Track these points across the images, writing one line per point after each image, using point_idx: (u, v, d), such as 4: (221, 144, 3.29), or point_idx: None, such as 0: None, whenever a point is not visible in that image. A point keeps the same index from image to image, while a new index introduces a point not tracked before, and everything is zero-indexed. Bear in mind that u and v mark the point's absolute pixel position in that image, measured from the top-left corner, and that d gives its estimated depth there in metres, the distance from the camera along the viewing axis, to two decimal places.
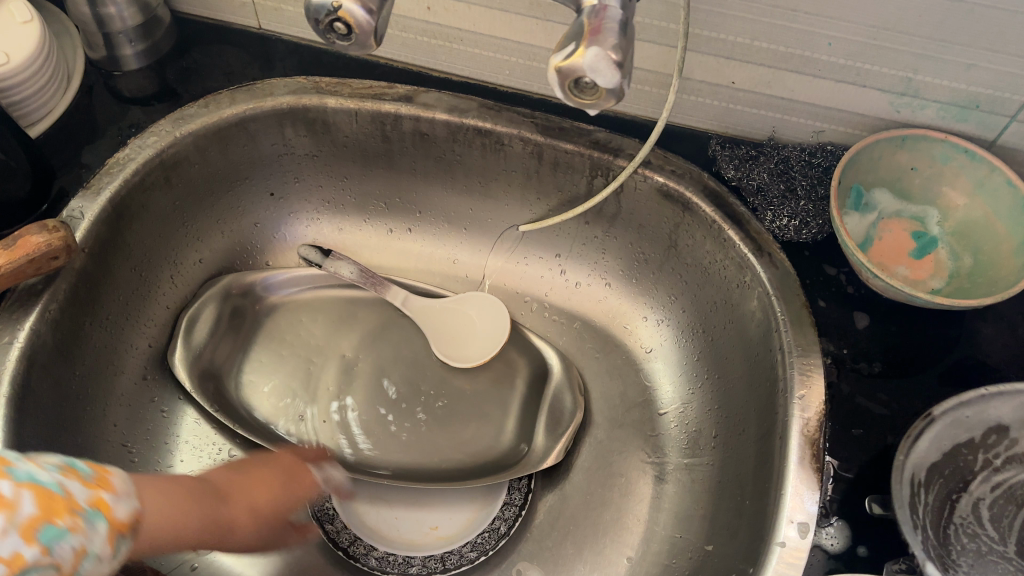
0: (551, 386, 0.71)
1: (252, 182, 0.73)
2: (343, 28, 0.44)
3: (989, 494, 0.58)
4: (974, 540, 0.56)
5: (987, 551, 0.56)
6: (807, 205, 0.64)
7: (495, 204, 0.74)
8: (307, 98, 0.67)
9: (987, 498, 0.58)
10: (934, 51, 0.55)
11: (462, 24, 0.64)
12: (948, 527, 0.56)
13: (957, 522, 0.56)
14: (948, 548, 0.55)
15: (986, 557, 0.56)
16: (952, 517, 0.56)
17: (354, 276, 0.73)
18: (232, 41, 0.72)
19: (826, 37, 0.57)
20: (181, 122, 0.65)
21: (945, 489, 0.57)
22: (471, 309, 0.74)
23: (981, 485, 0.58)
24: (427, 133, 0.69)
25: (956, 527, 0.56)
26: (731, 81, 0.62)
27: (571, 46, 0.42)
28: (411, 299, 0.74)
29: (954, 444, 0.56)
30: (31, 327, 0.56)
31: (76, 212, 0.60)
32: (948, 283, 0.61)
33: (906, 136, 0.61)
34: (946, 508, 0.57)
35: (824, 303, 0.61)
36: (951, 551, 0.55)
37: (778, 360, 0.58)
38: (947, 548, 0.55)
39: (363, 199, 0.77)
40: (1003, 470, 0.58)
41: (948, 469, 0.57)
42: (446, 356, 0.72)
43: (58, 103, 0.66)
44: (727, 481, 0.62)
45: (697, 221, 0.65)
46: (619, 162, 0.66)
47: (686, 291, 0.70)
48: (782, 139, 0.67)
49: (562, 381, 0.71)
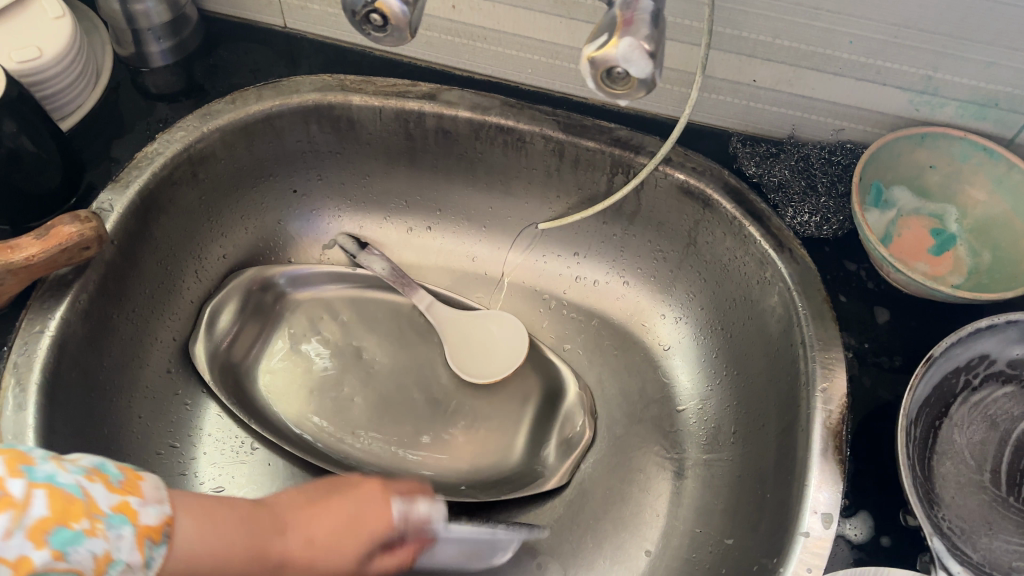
0: (564, 407, 0.71)
1: (276, 178, 0.74)
2: (380, 20, 0.45)
3: (968, 416, 0.58)
4: (955, 470, 0.56)
5: (967, 480, 0.56)
6: (828, 202, 0.65)
7: (515, 201, 0.75)
8: (332, 95, 0.68)
9: (966, 421, 0.58)
10: (954, 49, 0.56)
11: (487, 22, 0.65)
12: (932, 460, 0.56)
13: (940, 452, 0.56)
14: (933, 480, 0.55)
15: (967, 486, 0.55)
16: (935, 446, 0.56)
17: (386, 273, 0.75)
18: (258, 40, 0.73)
19: (848, 35, 0.58)
20: (209, 118, 0.66)
21: (928, 418, 0.56)
22: (495, 328, 0.74)
23: (961, 408, 0.58)
24: (450, 131, 0.70)
25: (940, 456, 0.56)
26: (752, 79, 0.63)
27: (604, 37, 0.43)
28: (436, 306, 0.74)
29: (938, 376, 0.56)
30: (61, 317, 0.57)
31: (106, 204, 0.61)
32: (968, 279, 0.62)
33: (926, 134, 0.61)
34: (929, 439, 0.56)
35: (844, 298, 0.62)
36: (934, 483, 0.55)
37: (800, 354, 0.59)
38: (932, 481, 0.54)
39: (384, 196, 0.77)
40: (979, 391, 0.58)
41: (933, 396, 0.57)
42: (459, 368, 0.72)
43: (87, 97, 0.67)
44: (748, 475, 0.62)
45: (717, 218, 0.66)
46: (641, 159, 0.66)
47: (706, 288, 0.70)
48: (802, 137, 0.67)
49: (574, 403, 0.71)
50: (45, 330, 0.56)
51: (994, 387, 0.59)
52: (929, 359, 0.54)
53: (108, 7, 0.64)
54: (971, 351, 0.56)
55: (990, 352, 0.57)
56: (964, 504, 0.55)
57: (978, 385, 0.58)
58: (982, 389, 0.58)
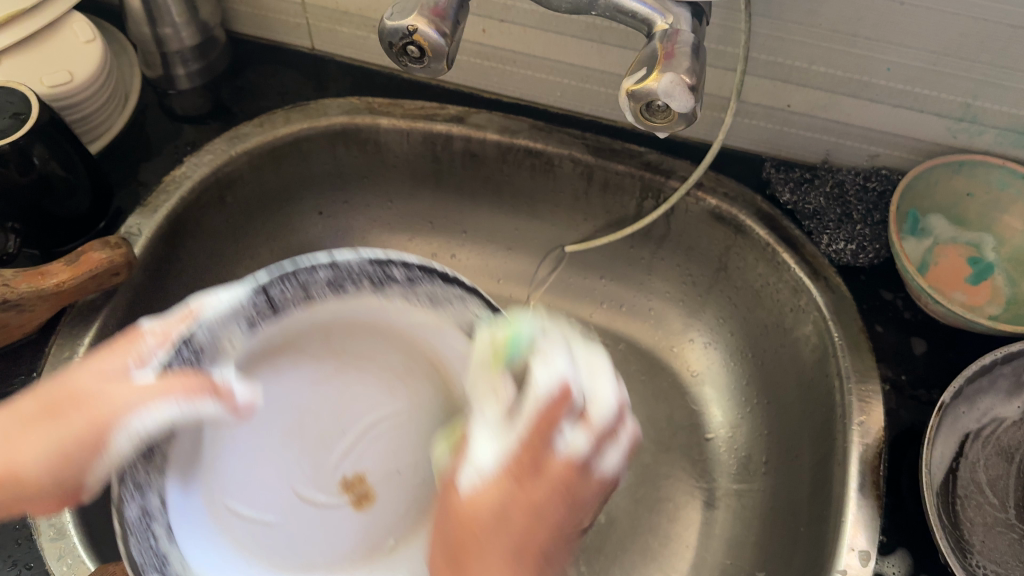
0: None
1: (302, 201, 0.73)
2: (417, 51, 0.45)
3: (983, 453, 0.56)
4: (978, 511, 0.54)
5: (993, 520, 0.54)
6: (865, 229, 0.63)
7: (542, 224, 0.74)
8: (360, 118, 0.68)
9: (982, 458, 0.56)
10: (995, 77, 0.55)
11: (518, 46, 0.65)
12: (956, 505, 0.54)
13: (962, 496, 0.54)
14: (960, 528, 0.53)
15: (993, 526, 0.53)
16: (956, 491, 0.54)
17: None
18: (285, 61, 0.73)
19: (885, 62, 0.57)
20: (237, 140, 0.66)
21: (942, 461, 0.54)
22: None
23: (974, 445, 0.56)
24: (478, 154, 0.70)
25: (963, 500, 0.54)
26: (786, 105, 0.62)
27: (643, 71, 0.43)
28: None
29: (945, 419, 0.54)
30: (91, 342, 0.57)
31: (134, 229, 0.61)
32: (1006, 310, 0.61)
33: (964, 161, 0.60)
34: (948, 484, 0.54)
35: (881, 329, 0.61)
36: (962, 528, 0.53)
37: (836, 385, 0.58)
38: (960, 530, 0.52)
39: (409, 217, 0.77)
40: (988, 423, 0.57)
41: (947, 438, 0.55)
42: None
43: (117, 121, 0.66)
44: (782, 508, 0.62)
45: (749, 244, 0.65)
46: (671, 183, 0.66)
47: (736, 314, 0.70)
48: (836, 162, 0.66)
49: None
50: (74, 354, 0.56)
51: (1002, 417, 0.57)
52: (941, 409, 0.52)
53: (138, 30, 0.65)
54: (977, 386, 0.55)
55: (994, 387, 0.56)
56: (993, 547, 0.53)
57: (987, 418, 0.57)
58: (992, 422, 0.57)
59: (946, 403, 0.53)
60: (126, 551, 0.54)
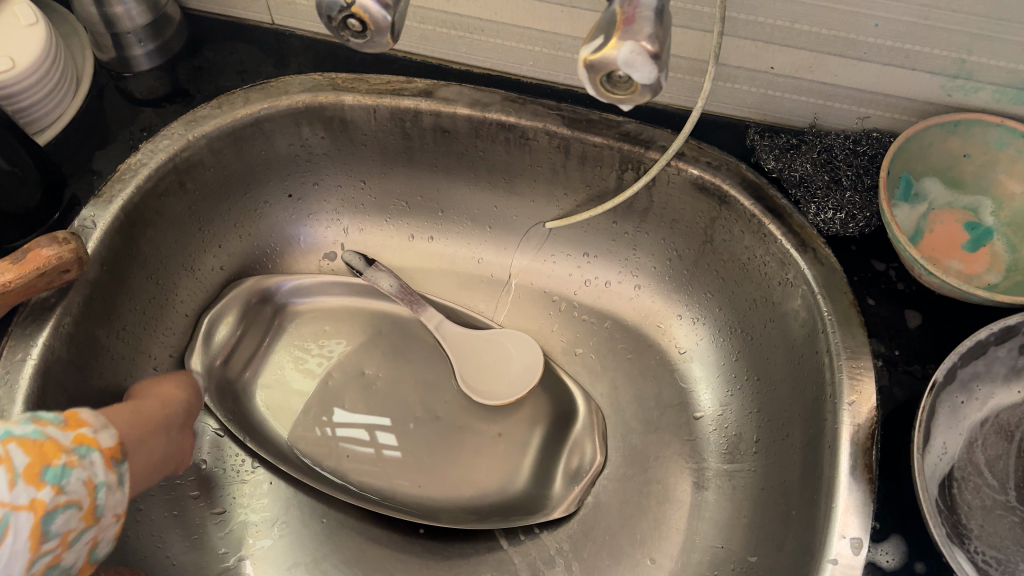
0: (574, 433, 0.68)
1: (270, 183, 0.70)
2: (358, 25, 0.41)
3: (980, 432, 0.53)
4: (976, 493, 0.51)
5: (991, 503, 0.51)
6: (853, 197, 0.59)
7: (520, 200, 0.71)
8: (323, 96, 0.65)
9: (979, 438, 0.53)
10: (991, 29, 0.52)
11: (485, 13, 0.61)
12: (952, 488, 0.51)
13: (959, 479, 0.51)
14: (957, 512, 0.50)
15: (994, 509, 0.51)
16: (953, 474, 0.51)
17: (393, 290, 0.71)
18: (244, 36, 0.69)
19: (873, 17, 0.53)
20: (194, 124, 0.63)
21: (939, 445, 0.52)
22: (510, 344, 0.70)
23: (970, 424, 0.53)
24: (449, 129, 0.66)
25: (960, 483, 0.51)
26: (770, 66, 0.59)
27: (600, 39, 0.39)
28: (445, 324, 0.71)
29: (940, 399, 0.51)
30: (45, 342, 0.54)
31: (88, 221, 0.58)
32: (1006, 278, 0.58)
33: (960, 121, 0.57)
34: (944, 467, 0.51)
35: (872, 302, 0.57)
36: (960, 513, 0.50)
37: (826, 362, 0.55)
38: (955, 514, 0.50)
39: (383, 198, 0.74)
40: (985, 401, 0.54)
41: (944, 419, 0.52)
42: (470, 391, 0.69)
43: (68, 107, 0.63)
44: (773, 489, 0.59)
45: (734, 215, 0.62)
46: (651, 154, 0.63)
47: (724, 288, 0.67)
48: (824, 126, 0.63)
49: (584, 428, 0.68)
50: (28, 355, 0.53)
51: (999, 396, 0.54)
52: (934, 389, 0.49)
53: (84, 11, 0.61)
54: (975, 363, 0.52)
55: (992, 364, 0.53)
56: (993, 530, 0.50)
57: (983, 395, 0.54)
58: (988, 399, 0.54)
59: (940, 382, 0.50)
60: None
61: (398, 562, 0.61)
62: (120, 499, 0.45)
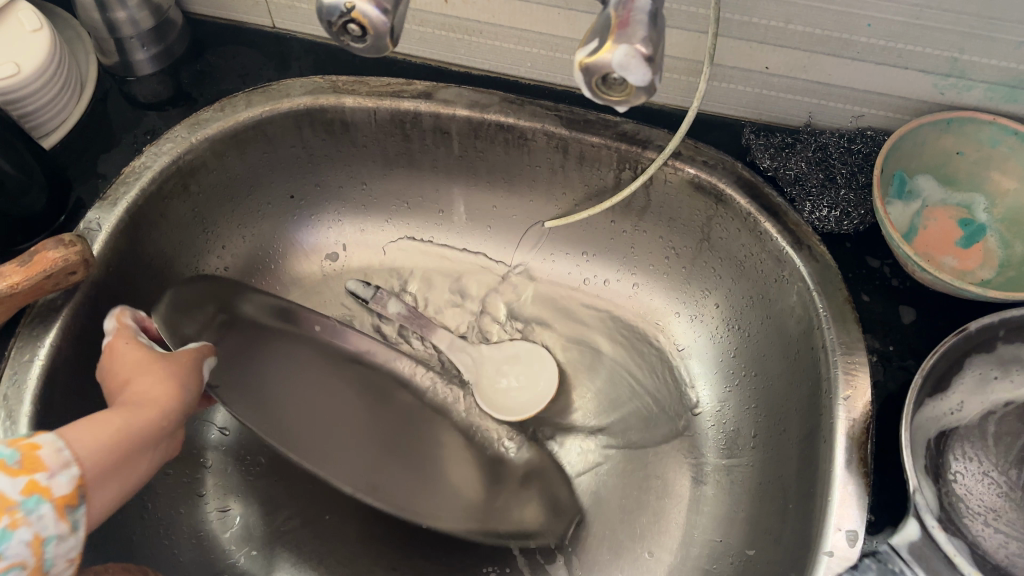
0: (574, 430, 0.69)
1: (272, 185, 0.71)
2: (358, 30, 0.42)
3: (997, 405, 0.57)
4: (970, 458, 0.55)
5: (983, 465, 0.55)
6: (848, 194, 0.60)
7: (519, 199, 0.72)
8: (324, 98, 0.65)
9: (996, 410, 0.57)
10: (983, 29, 0.53)
11: (483, 16, 0.62)
12: (949, 440, 0.56)
13: (961, 434, 0.56)
14: (946, 459, 0.55)
15: (984, 472, 0.55)
16: (958, 428, 0.56)
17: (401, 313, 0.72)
18: (245, 39, 0.69)
19: (866, 17, 0.54)
20: (197, 127, 0.64)
21: (956, 402, 0.56)
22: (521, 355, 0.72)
23: (992, 396, 0.57)
24: (449, 130, 0.67)
25: (960, 438, 0.56)
26: (764, 66, 0.60)
27: (595, 43, 0.40)
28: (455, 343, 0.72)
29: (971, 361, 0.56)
30: (53, 343, 0.55)
31: (93, 224, 0.59)
32: (999, 274, 0.58)
33: (952, 119, 0.57)
34: (952, 420, 0.56)
35: (867, 298, 0.58)
36: (945, 460, 0.55)
37: (822, 357, 0.56)
38: (944, 458, 0.55)
39: (385, 198, 0.74)
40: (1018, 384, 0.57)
41: (965, 382, 0.56)
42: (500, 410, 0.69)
43: (72, 112, 0.64)
44: (770, 483, 0.60)
45: (730, 213, 0.63)
46: (648, 154, 0.64)
47: (722, 285, 0.68)
48: (819, 125, 0.64)
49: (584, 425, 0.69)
50: (34, 357, 0.54)
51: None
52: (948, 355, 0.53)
53: (88, 17, 0.62)
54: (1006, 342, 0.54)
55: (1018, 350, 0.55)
56: (975, 491, 0.54)
57: (1016, 378, 0.57)
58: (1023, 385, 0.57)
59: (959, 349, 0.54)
60: (101, 553, 0.54)
61: (401, 557, 0.62)
62: (74, 545, 0.43)
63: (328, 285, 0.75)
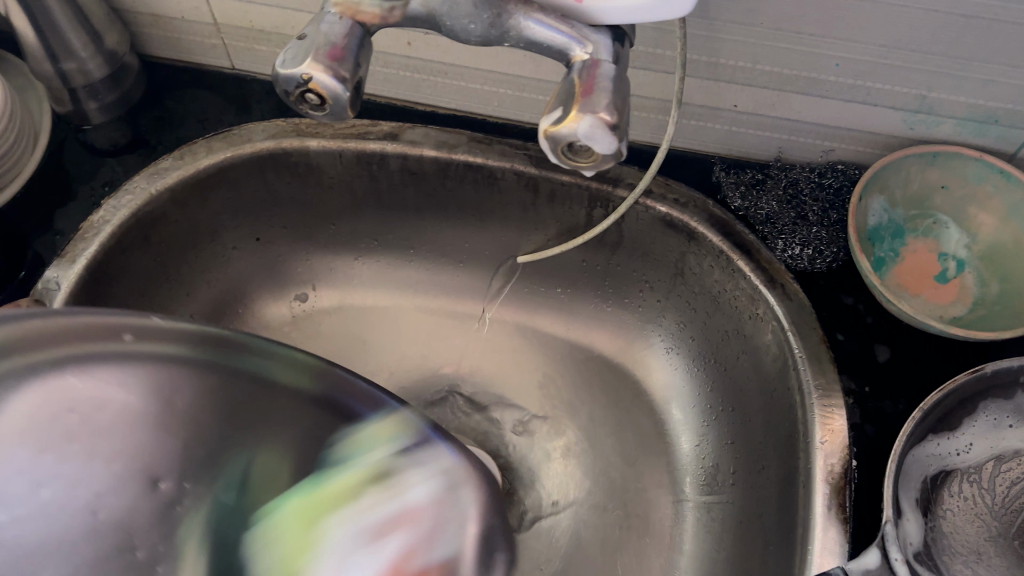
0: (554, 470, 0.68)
1: (236, 228, 0.69)
2: (317, 100, 0.41)
3: (997, 449, 0.57)
4: (967, 496, 0.56)
5: (976, 505, 0.56)
6: (820, 232, 0.59)
7: (490, 236, 0.71)
8: (287, 142, 0.64)
9: (996, 454, 0.57)
10: (949, 67, 0.52)
11: (448, 57, 0.61)
12: (948, 478, 0.56)
13: (962, 473, 0.57)
14: (938, 493, 0.56)
15: (977, 513, 0.56)
16: (960, 467, 0.57)
17: None
18: (205, 81, 0.68)
19: (833, 57, 0.54)
20: (157, 177, 0.62)
21: (965, 443, 0.57)
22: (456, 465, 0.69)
23: (992, 439, 0.57)
24: (416, 171, 0.66)
25: (959, 476, 0.57)
26: (733, 104, 0.59)
27: (559, 111, 0.39)
28: None
29: (981, 403, 0.57)
30: None
31: (52, 282, 0.57)
32: (972, 311, 0.58)
33: (938, 153, 0.58)
34: (954, 458, 0.57)
35: (842, 338, 0.57)
36: (937, 494, 0.56)
37: (799, 400, 0.56)
38: (937, 493, 0.56)
39: (353, 237, 0.73)
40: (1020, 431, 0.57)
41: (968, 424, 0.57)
42: None
43: (24, 164, 0.63)
44: (749, 522, 0.60)
45: (704, 250, 0.62)
46: (619, 192, 0.63)
47: (696, 320, 0.67)
48: (790, 158, 0.63)
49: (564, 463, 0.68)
50: None
51: None
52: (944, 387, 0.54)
53: (39, 66, 0.60)
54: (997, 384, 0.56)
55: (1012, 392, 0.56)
56: (963, 530, 0.55)
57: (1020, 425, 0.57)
58: None
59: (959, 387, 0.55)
60: None
61: None
62: None
63: (298, 327, 0.74)
